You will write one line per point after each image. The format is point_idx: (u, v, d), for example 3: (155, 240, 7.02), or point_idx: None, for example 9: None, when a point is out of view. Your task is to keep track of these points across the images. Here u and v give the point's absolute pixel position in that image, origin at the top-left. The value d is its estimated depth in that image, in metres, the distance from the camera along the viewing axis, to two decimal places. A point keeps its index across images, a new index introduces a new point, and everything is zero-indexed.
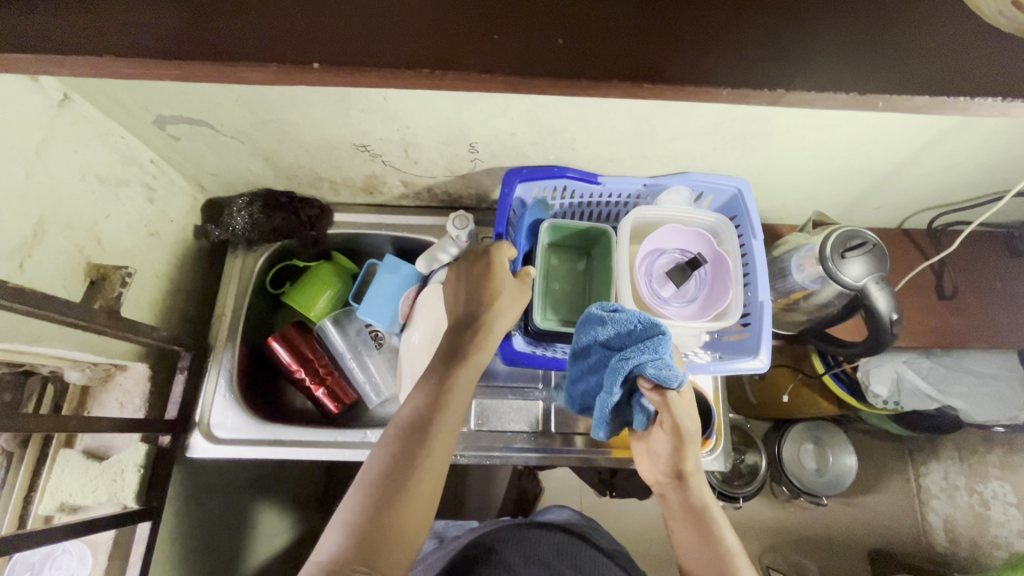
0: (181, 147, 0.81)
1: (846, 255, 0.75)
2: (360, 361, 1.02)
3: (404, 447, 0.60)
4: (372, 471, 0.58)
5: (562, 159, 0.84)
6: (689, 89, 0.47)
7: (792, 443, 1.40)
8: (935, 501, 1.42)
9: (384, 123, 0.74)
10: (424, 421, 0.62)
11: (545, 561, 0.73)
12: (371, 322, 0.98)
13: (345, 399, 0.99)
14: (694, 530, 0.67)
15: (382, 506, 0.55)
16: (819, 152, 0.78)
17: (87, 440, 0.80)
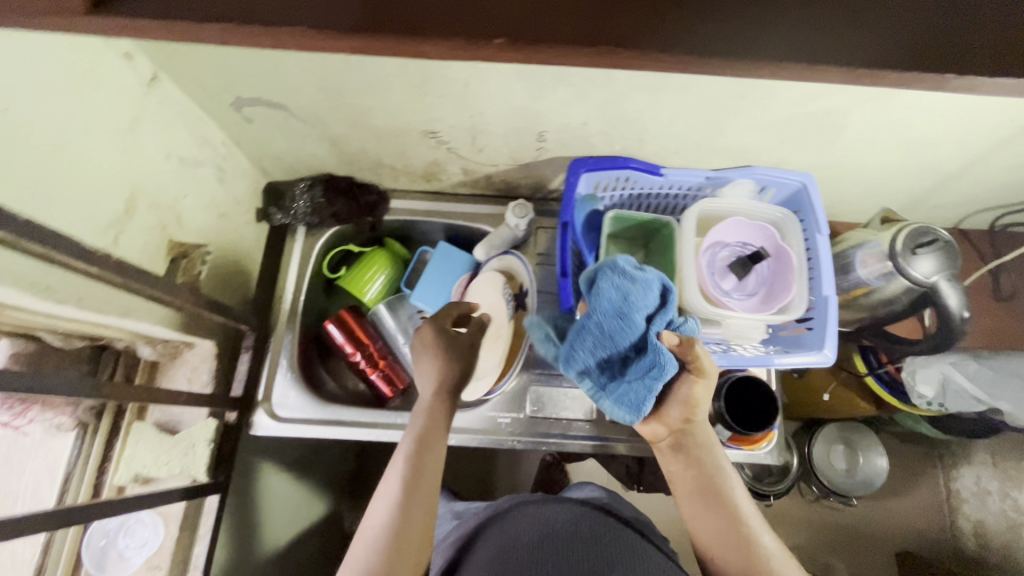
0: (252, 129, 0.82)
1: (917, 252, 0.74)
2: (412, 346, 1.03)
3: (417, 459, 0.65)
4: (390, 490, 0.63)
5: (626, 150, 0.84)
6: (797, 72, 0.46)
7: (824, 443, 1.35)
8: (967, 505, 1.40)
9: (457, 109, 0.75)
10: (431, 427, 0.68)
11: (563, 535, 0.65)
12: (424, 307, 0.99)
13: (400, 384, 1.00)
14: (714, 505, 0.66)
15: (409, 523, 0.60)
16: (890, 147, 0.78)
17: (158, 413, 0.82)
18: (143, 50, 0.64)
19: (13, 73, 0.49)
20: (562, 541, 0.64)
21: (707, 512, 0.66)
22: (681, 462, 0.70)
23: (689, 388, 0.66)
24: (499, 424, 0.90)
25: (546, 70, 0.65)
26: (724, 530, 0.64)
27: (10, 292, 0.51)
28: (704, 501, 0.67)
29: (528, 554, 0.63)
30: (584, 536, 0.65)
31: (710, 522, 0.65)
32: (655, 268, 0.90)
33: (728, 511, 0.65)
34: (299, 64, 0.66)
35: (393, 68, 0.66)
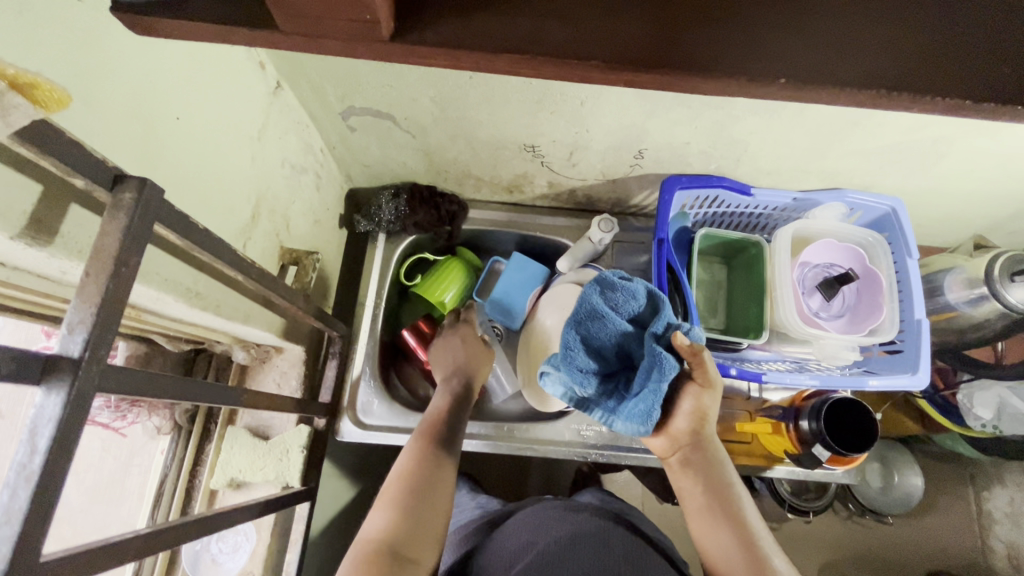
0: (352, 138, 0.83)
1: (1015, 279, 0.75)
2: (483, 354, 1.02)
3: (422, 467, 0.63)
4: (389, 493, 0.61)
5: (719, 169, 0.85)
6: None
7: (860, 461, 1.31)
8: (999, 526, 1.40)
9: (566, 125, 0.76)
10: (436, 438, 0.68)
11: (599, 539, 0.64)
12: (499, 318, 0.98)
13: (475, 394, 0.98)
14: (722, 526, 0.59)
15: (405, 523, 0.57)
16: (984, 176, 0.79)
17: (248, 418, 0.81)
18: (274, 60, 0.64)
19: (182, 82, 0.49)
20: (592, 548, 0.63)
21: (720, 533, 0.59)
22: (688, 478, 0.64)
23: (694, 400, 0.62)
24: (582, 436, 0.89)
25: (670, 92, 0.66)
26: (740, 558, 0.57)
27: (167, 298, 0.51)
28: (710, 522, 0.60)
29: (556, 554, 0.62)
30: (614, 547, 0.64)
31: (722, 546, 0.59)
32: (740, 285, 0.91)
33: (739, 532, 0.59)
34: (424, 78, 0.67)
35: (518, 85, 0.67)
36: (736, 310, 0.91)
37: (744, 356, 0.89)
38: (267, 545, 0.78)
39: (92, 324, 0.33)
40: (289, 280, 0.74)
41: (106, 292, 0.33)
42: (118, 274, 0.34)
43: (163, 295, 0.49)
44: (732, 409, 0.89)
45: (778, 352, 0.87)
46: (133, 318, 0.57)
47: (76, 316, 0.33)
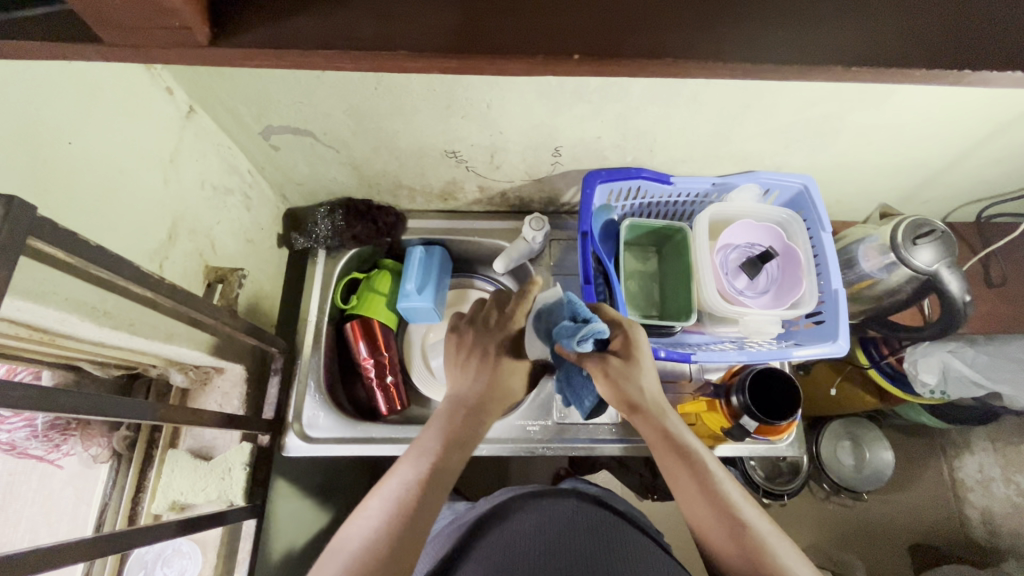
0: (278, 157, 0.85)
1: (917, 242, 0.79)
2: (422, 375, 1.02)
3: (442, 450, 0.65)
4: (398, 481, 0.62)
5: (638, 161, 0.89)
6: None
7: (831, 439, 1.33)
8: (972, 494, 1.41)
9: (479, 129, 0.79)
10: (466, 419, 0.69)
11: (562, 528, 0.67)
12: (423, 321, 1.03)
13: (396, 402, 0.99)
14: (703, 500, 0.63)
15: (404, 515, 0.58)
16: (881, 146, 0.84)
17: (190, 440, 0.82)
18: (182, 85, 0.68)
19: (73, 107, 0.52)
20: (558, 535, 0.65)
21: (710, 506, 0.62)
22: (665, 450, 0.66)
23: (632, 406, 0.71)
24: (528, 432, 0.90)
25: (565, 87, 0.69)
26: (730, 531, 0.60)
27: (71, 318, 0.52)
28: (697, 489, 0.63)
29: (525, 548, 0.64)
30: (581, 532, 0.66)
31: (720, 533, 0.61)
32: (670, 271, 0.93)
33: (719, 499, 0.62)
34: (331, 90, 0.70)
35: (422, 92, 0.70)
36: (667, 294, 0.93)
37: (681, 340, 0.91)
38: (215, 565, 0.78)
39: None
40: (215, 298, 0.75)
41: None
42: None
43: (65, 314, 0.51)
44: (677, 393, 0.91)
45: (713, 333, 0.89)
46: (45, 342, 0.58)
47: None
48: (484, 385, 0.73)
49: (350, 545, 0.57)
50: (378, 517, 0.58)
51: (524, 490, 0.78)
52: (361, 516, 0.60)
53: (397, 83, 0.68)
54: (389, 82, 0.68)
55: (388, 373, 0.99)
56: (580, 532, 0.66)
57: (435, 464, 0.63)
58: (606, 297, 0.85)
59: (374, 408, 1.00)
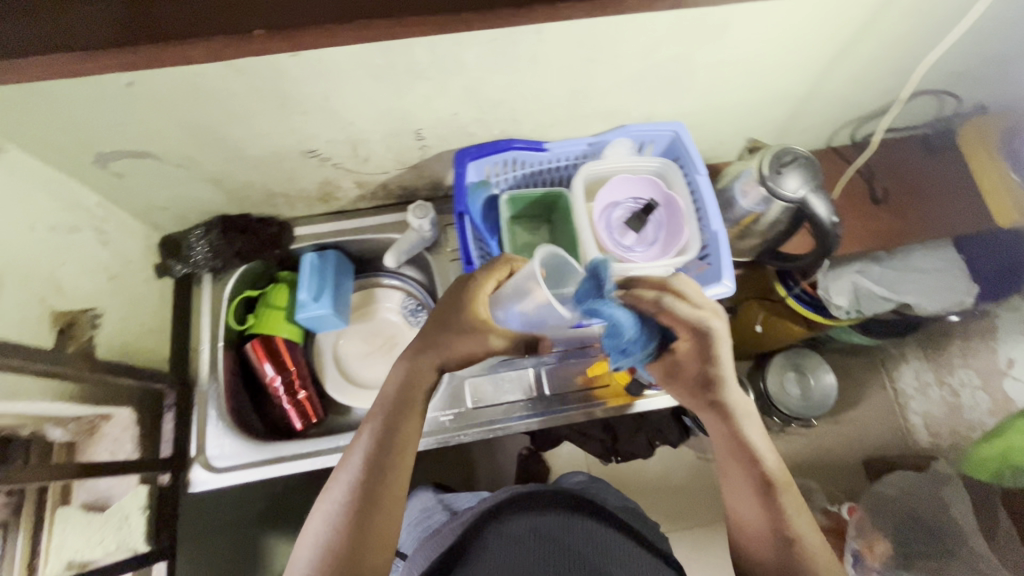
0: (126, 184, 0.80)
1: (782, 171, 0.80)
2: (337, 386, 1.02)
3: (386, 441, 0.64)
4: (348, 477, 0.63)
5: (507, 132, 0.87)
6: None
7: (775, 374, 1.38)
8: (913, 402, 1.47)
9: (328, 123, 0.76)
10: (402, 402, 0.66)
11: (570, 551, 0.67)
12: (327, 329, 1.00)
13: (311, 415, 0.97)
14: (749, 485, 0.68)
15: (359, 515, 0.60)
16: (739, 82, 0.84)
17: (82, 493, 0.76)
18: None
19: None
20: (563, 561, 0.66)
21: (753, 493, 0.68)
22: (725, 438, 0.70)
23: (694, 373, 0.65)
24: (442, 422, 0.90)
25: (396, 67, 0.67)
26: (764, 518, 0.67)
27: None
28: (743, 473, 0.69)
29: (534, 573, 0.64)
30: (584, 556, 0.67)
31: (756, 516, 0.67)
32: (561, 238, 0.92)
33: (764, 489, 0.67)
34: (148, 104, 0.65)
35: (248, 93, 0.67)
36: None
37: None
38: None
39: None
40: (68, 345, 0.72)
41: None
42: None
43: None
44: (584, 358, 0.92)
45: None
46: None
47: None
48: (420, 361, 0.67)
49: (315, 544, 0.60)
50: (337, 517, 0.60)
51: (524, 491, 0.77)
52: (322, 513, 0.62)
53: (216, 87, 0.65)
54: (208, 88, 0.65)
55: (300, 388, 0.96)
56: (585, 555, 0.67)
57: (377, 459, 0.62)
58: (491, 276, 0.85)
59: (289, 425, 0.97)
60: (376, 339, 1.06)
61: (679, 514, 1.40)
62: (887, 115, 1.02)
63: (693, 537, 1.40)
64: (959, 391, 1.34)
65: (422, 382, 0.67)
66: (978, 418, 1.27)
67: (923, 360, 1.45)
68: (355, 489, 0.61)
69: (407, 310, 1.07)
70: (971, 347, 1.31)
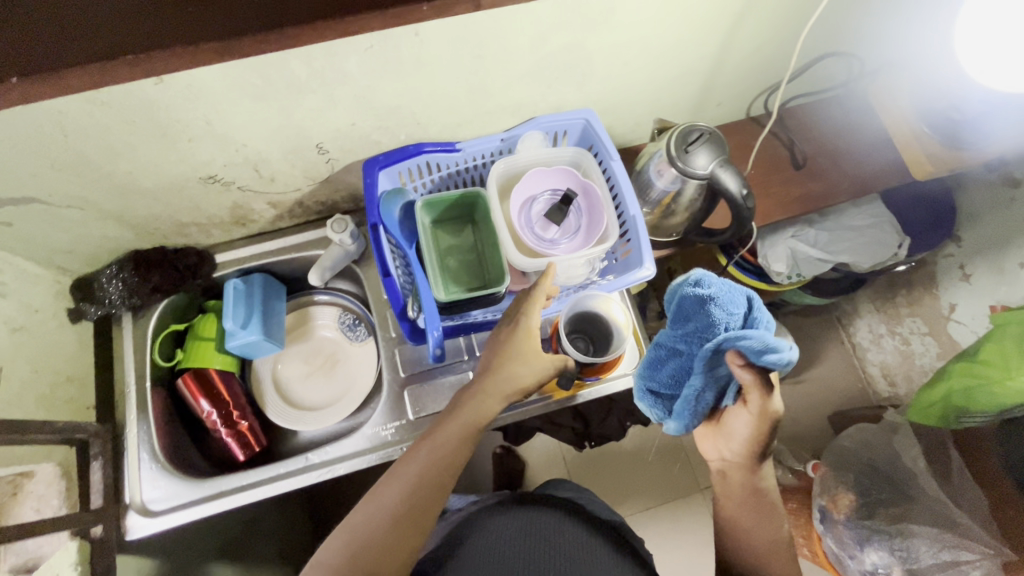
0: (16, 232, 0.77)
1: (689, 149, 0.80)
2: (280, 411, 0.99)
3: (439, 460, 0.67)
4: (398, 481, 0.67)
5: (415, 137, 0.85)
6: None
7: None
8: (869, 353, 1.51)
9: (220, 146, 0.73)
10: (462, 432, 0.70)
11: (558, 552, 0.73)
12: (263, 354, 0.99)
13: (254, 444, 0.95)
14: (753, 516, 0.70)
15: (393, 527, 0.63)
16: (640, 63, 0.83)
17: (10, 557, 0.69)
18: None
19: None
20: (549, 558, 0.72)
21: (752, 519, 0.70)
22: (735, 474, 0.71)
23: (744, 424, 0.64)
24: (382, 437, 0.89)
25: (276, 83, 0.64)
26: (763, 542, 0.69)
27: None
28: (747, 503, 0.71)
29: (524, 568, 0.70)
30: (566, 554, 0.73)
31: (752, 540, 0.70)
32: (484, 237, 0.91)
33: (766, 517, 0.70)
34: (15, 147, 0.62)
35: (122, 125, 0.64)
36: (486, 262, 0.91)
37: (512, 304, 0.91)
38: None
39: None
40: None
41: None
42: None
43: None
44: None
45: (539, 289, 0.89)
46: None
47: None
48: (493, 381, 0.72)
49: (346, 538, 0.63)
50: (370, 520, 0.64)
51: (550, 519, 0.79)
52: (359, 511, 0.65)
53: (83, 122, 0.61)
54: (76, 124, 0.61)
55: (238, 419, 0.94)
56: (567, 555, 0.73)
57: (426, 477, 0.66)
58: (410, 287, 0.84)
59: (232, 456, 0.95)
60: (316, 358, 1.04)
61: (653, 491, 1.42)
62: (800, 80, 1.03)
63: (669, 512, 1.42)
64: (909, 339, 1.40)
65: (490, 413, 0.71)
66: (930, 363, 1.34)
67: (876, 314, 1.49)
68: (396, 497, 0.65)
69: (345, 325, 1.05)
70: (916, 297, 1.39)
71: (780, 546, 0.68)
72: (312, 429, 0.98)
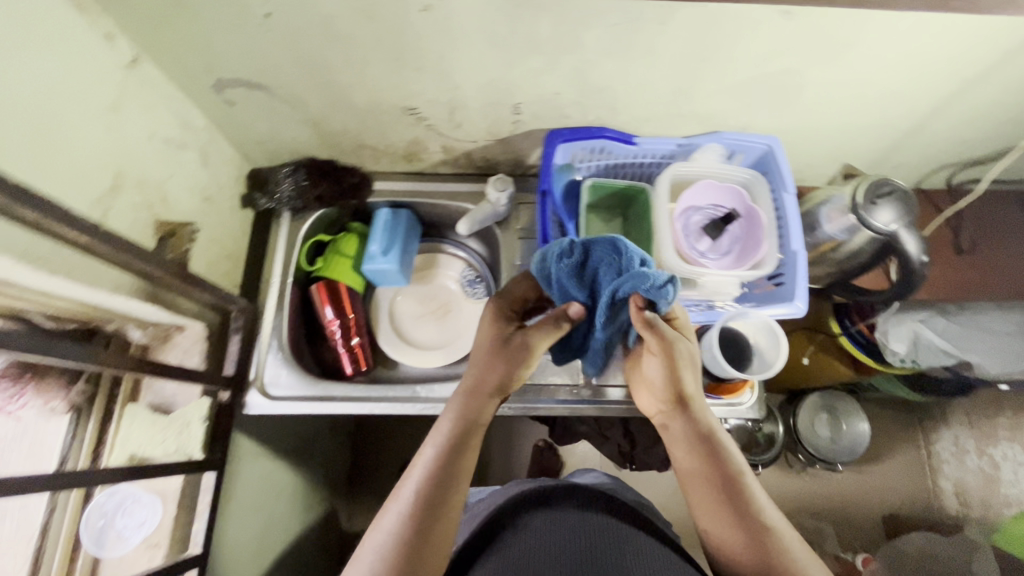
0: (234, 112, 0.84)
1: (876, 201, 0.78)
2: (389, 340, 1.05)
3: (451, 445, 0.65)
4: (413, 478, 0.64)
5: (601, 120, 0.87)
6: None
7: (809, 411, 1.36)
8: (946, 466, 1.41)
9: (435, 83, 0.78)
10: (470, 421, 0.68)
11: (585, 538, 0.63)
12: (391, 284, 1.04)
13: (361, 363, 1.01)
14: (724, 494, 0.65)
15: (421, 523, 0.60)
16: (846, 106, 0.82)
17: (152, 394, 0.83)
18: (123, 31, 0.66)
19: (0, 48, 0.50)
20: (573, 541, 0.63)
21: (730, 509, 0.65)
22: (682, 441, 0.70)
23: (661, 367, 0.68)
24: None
25: (517, 37, 0.68)
26: (741, 528, 0.63)
27: (3, 261, 0.52)
28: (713, 480, 0.67)
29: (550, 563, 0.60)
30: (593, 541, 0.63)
31: (728, 525, 0.64)
32: (635, 232, 0.93)
33: (740, 501, 0.65)
34: (278, 39, 0.68)
35: (371, 42, 0.69)
36: None
37: None
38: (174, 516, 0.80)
39: None
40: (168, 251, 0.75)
41: None
42: None
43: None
44: None
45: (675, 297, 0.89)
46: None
47: None
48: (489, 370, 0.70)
49: (373, 548, 0.60)
50: (395, 521, 0.61)
51: (545, 488, 0.73)
52: (382, 517, 0.62)
53: (344, 30, 0.67)
54: (338, 30, 0.67)
55: (355, 336, 0.99)
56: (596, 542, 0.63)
57: (444, 465, 0.64)
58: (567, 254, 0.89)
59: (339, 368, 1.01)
60: (430, 302, 1.09)
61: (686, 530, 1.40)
62: (989, 165, 0.99)
63: None
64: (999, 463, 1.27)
65: (490, 405, 0.70)
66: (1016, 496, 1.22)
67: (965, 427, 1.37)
68: (416, 495, 0.62)
69: (466, 280, 1.10)
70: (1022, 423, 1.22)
71: (767, 559, 0.61)
72: (414, 365, 1.03)
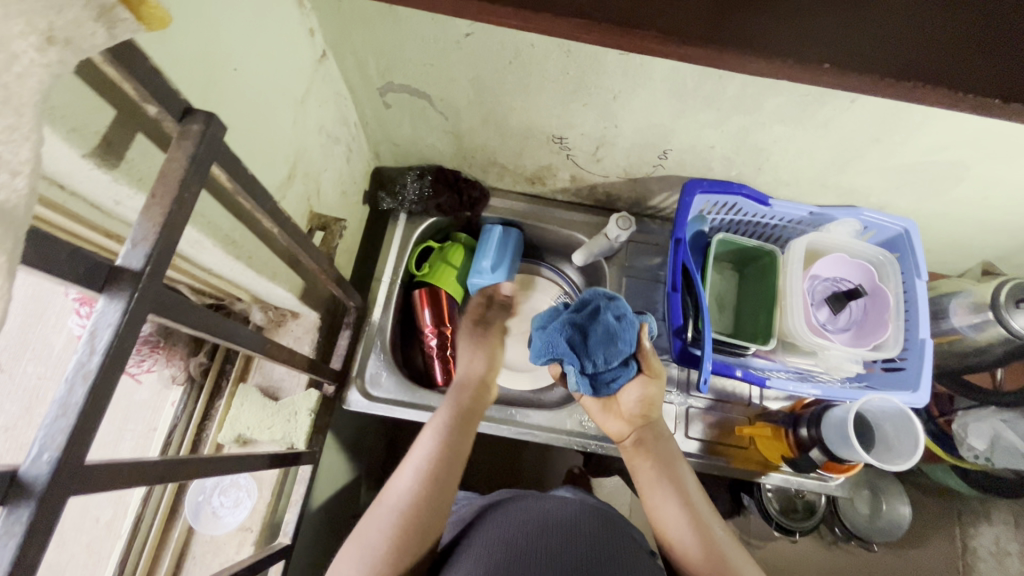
0: (385, 114, 0.85)
1: (1019, 305, 0.77)
2: None
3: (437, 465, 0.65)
4: (399, 492, 0.63)
5: (741, 177, 0.87)
6: None
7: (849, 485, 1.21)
8: None
9: (596, 119, 0.78)
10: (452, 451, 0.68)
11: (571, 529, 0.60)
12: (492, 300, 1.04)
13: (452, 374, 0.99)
14: (679, 506, 0.67)
15: (403, 540, 0.59)
16: (996, 204, 0.81)
17: (260, 376, 0.83)
18: (323, 29, 0.67)
19: (246, 38, 0.52)
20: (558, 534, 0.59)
21: (683, 519, 0.65)
22: (642, 458, 0.73)
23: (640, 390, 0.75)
24: (583, 426, 0.89)
25: (700, 92, 0.68)
26: (695, 540, 0.63)
27: (205, 242, 0.53)
28: (662, 493, 0.68)
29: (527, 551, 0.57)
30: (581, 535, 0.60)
31: (682, 535, 0.64)
32: (751, 291, 0.93)
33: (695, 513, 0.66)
34: (464, 57, 0.69)
35: (554, 74, 0.70)
36: (745, 317, 0.92)
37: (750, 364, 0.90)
38: (267, 503, 0.79)
39: (155, 241, 0.34)
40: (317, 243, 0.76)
41: (169, 214, 0.35)
42: (181, 199, 0.36)
43: (204, 238, 0.51)
44: (730, 413, 0.90)
45: (783, 362, 0.87)
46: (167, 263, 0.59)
47: (140, 233, 0.35)
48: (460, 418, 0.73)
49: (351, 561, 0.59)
50: (377, 536, 0.60)
51: (523, 496, 0.69)
52: (363, 530, 0.61)
53: (536, 60, 0.67)
54: (530, 59, 0.68)
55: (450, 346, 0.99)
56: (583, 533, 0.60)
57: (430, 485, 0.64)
58: (691, 309, 0.85)
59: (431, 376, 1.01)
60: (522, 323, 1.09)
61: None
62: None
63: None
64: None
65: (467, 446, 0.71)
66: None
67: None
68: (401, 511, 0.61)
69: None
70: None
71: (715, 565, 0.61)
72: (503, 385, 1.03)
